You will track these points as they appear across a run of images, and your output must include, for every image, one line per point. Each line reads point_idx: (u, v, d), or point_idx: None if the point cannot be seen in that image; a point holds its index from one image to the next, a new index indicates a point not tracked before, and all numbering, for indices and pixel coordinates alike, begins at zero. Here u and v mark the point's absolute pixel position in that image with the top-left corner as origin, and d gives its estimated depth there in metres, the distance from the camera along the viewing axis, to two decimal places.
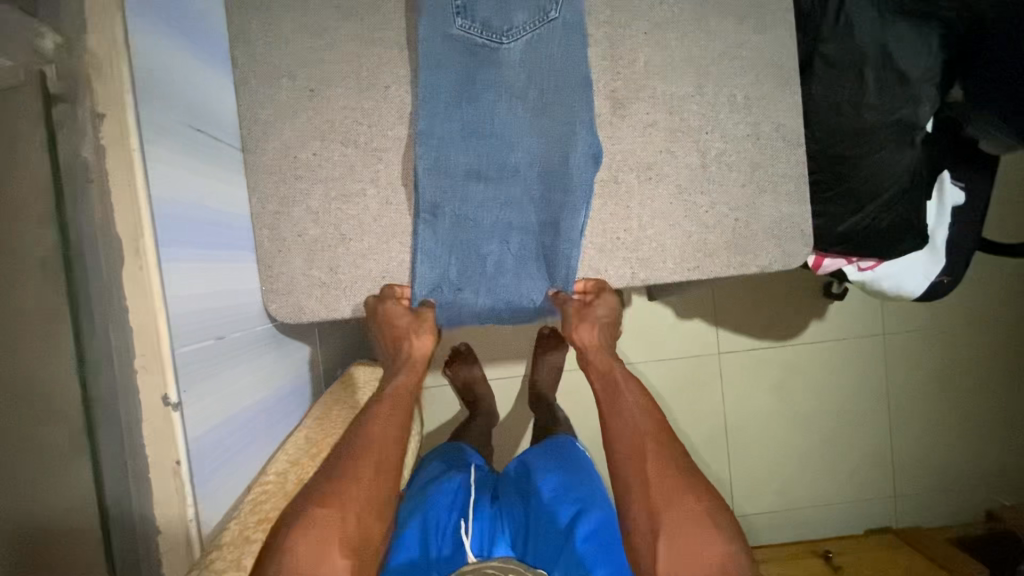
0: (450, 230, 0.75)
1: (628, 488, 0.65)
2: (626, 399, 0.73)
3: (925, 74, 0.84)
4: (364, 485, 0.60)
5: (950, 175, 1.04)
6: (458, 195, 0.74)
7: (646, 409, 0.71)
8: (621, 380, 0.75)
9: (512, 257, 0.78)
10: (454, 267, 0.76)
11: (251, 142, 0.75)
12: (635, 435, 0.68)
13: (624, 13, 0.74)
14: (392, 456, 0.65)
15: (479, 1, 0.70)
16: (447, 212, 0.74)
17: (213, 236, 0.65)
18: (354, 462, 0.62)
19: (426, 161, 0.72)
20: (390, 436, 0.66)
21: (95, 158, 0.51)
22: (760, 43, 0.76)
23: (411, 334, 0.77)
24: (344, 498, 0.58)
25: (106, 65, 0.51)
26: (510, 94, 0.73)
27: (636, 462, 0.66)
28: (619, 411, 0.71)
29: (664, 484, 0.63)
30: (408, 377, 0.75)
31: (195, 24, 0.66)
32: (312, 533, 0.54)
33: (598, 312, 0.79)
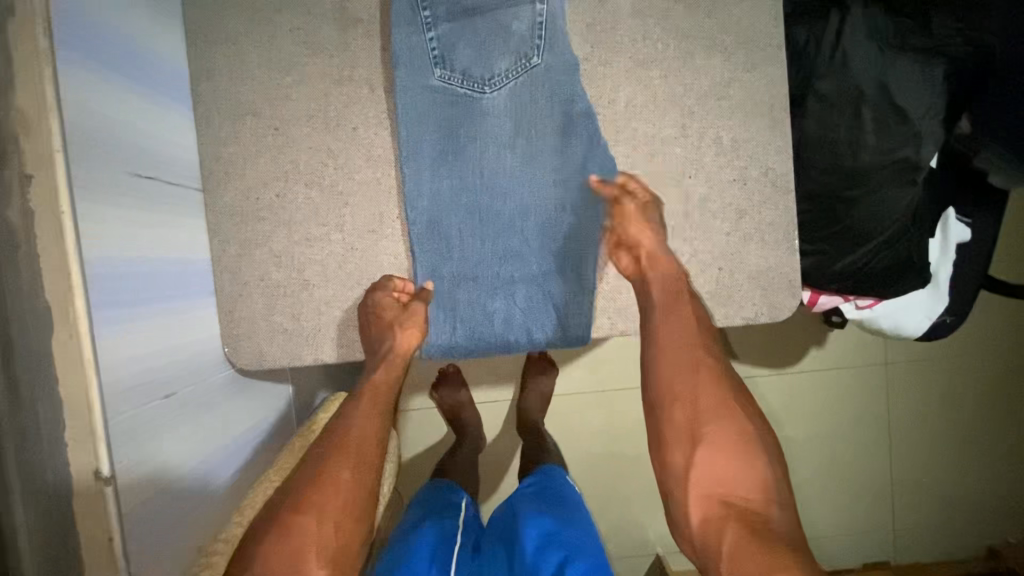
0: (451, 291, 0.73)
1: (671, 401, 0.62)
2: (678, 323, 0.66)
3: (928, 111, 0.79)
4: (340, 491, 0.59)
5: (954, 212, 0.98)
6: (453, 254, 0.72)
7: (688, 332, 0.65)
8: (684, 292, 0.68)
9: (521, 312, 0.74)
10: (436, 315, 0.73)
11: (213, 181, 0.72)
12: (688, 367, 0.63)
13: (605, 49, 0.70)
14: (371, 455, 0.63)
15: (458, 51, 0.69)
16: (445, 273, 0.73)
17: (162, 288, 0.62)
18: (331, 461, 0.61)
19: (418, 223, 0.71)
20: (368, 435, 0.64)
21: (23, 222, 0.47)
22: (749, 82, 0.71)
23: (395, 325, 0.69)
24: (318, 506, 0.57)
25: (35, 121, 0.48)
26: (497, 143, 0.70)
27: (684, 391, 0.62)
28: (671, 333, 0.65)
29: (712, 411, 0.61)
30: (389, 371, 0.69)
31: (148, 64, 0.63)
32: (290, 539, 0.54)
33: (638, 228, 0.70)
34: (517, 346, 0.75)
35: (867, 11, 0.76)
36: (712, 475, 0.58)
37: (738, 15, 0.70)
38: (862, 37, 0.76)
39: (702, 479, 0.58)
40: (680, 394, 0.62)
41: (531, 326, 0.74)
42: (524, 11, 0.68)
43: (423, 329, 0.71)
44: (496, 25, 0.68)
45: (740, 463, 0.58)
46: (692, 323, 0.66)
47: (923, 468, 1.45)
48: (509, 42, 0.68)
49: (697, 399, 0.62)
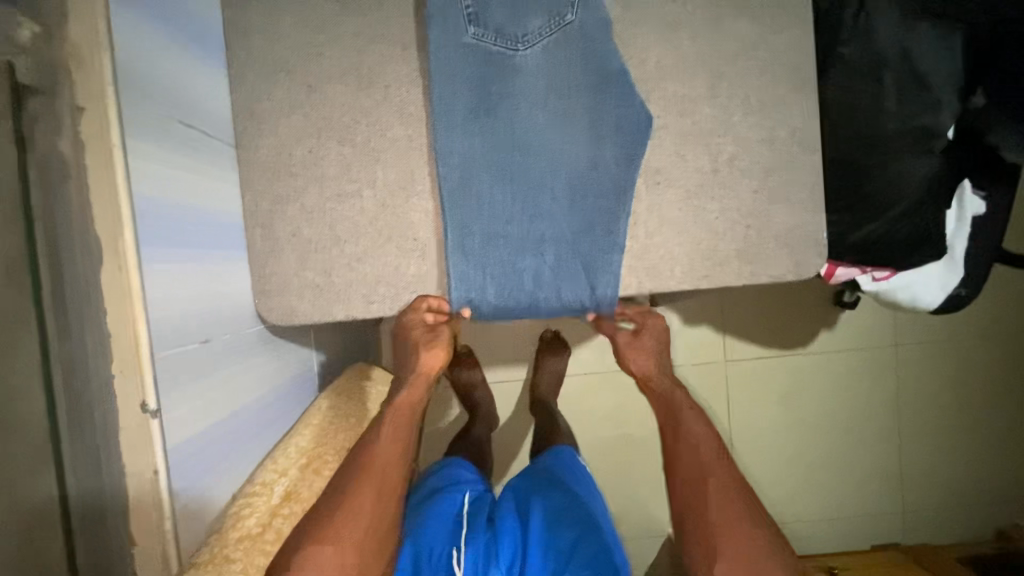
0: (481, 247, 0.73)
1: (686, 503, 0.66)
2: (691, 429, 0.71)
3: (949, 78, 0.80)
4: (361, 522, 0.58)
5: (970, 182, 1.00)
6: (484, 211, 0.73)
7: (711, 433, 0.71)
8: (685, 404, 0.74)
9: (551, 271, 0.74)
10: (467, 269, 0.73)
11: (246, 138, 0.72)
12: (697, 465, 0.68)
13: (635, 9, 0.71)
14: (394, 481, 0.63)
15: (492, 8, 0.70)
16: (476, 230, 0.73)
17: (200, 236, 0.62)
18: (353, 488, 0.60)
19: (449, 179, 0.72)
20: (392, 461, 0.63)
21: (74, 153, 0.48)
22: (775, 43, 0.72)
23: (422, 344, 0.75)
24: (339, 537, 0.57)
25: (88, 56, 0.49)
26: (530, 100, 0.71)
27: (697, 503, 0.65)
28: (683, 443, 0.70)
29: (723, 506, 0.64)
30: (413, 389, 0.72)
31: (186, 15, 0.63)
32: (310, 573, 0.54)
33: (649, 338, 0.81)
34: (544, 306, 0.75)
35: None
36: None
37: None
38: (885, 4, 0.78)
39: None
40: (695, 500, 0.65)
41: (558, 285, 0.74)
42: None
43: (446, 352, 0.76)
44: None
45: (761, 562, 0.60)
46: (706, 435, 0.70)
47: (933, 450, 1.46)
48: (543, 1, 0.69)
49: (710, 493, 0.65)
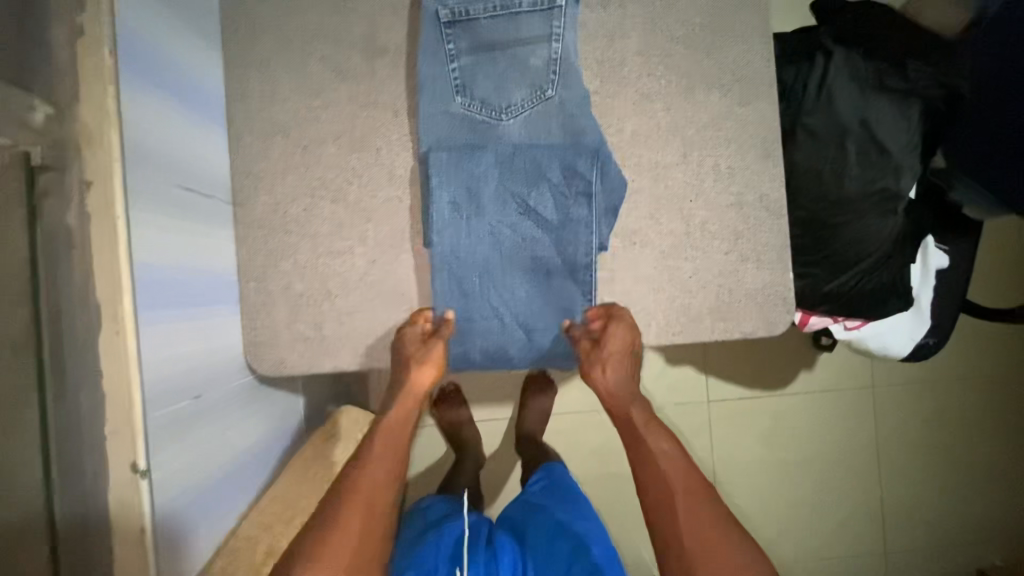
0: (461, 284, 0.75)
1: (650, 496, 0.68)
2: (660, 464, 0.69)
3: (907, 146, 0.85)
4: (348, 547, 0.60)
5: (934, 239, 1.05)
6: (467, 249, 0.75)
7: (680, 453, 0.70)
8: (646, 425, 0.74)
9: (524, 310, 0.77)
10: (452, 297, 0.75)
11: (242, 196, 0.76)
12: (664, 484, 0.68)
13: (612, 84, 0.77)
14: (382, 509, 0.65)
15: (478, 81, 0.74)
16: (459, 264, 0.75)
17: (193, 294, 0.65)
18: (340, 513, 0.62)
19: (440, 217, 0.74)
20: (380, 482, 0.66)
21: (79, 225, 0.51)
22: (744, 116, 0.78)
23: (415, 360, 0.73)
24: (330, 557, 0.59)
25: (96, 134, 0.52)
26: (509, 162, 0.75)
27: (671, 537, 0.64)
28: (653, 461, 0.70)
29: (693, 518, 0.64)
30: (400, 414, 0.72)
31: (189, 86, 0.67)
32: None
33: (612, 346, 0.75)
34: (525, 360, 0.79)
35: (848, 57, 0.83)
36: None
37: (733, 57, 0.78)
38: (845, 77, 0.83)
39: None
40: (669, 534, 0.65)
41: (541, 337, 0.78)
42: (539, 48, 0.74)
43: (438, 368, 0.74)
44: (514, 59, 0.74)
45: None
46: (668, 454, 0.70)
47: (910, 491, 1.49)
48: (525, 76, 0.74)
49: (681, 531, 0.64)
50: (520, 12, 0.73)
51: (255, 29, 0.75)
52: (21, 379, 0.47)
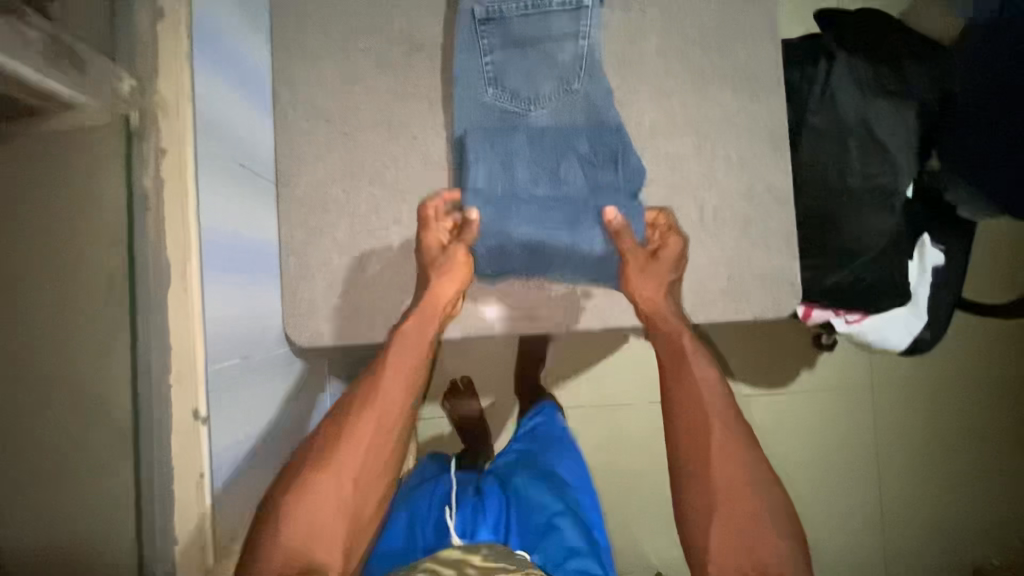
0: (501, 240, 0.82)
1: (677, 411, 0.77)
2: (696, 389, 0.77)
3: (904, 145, 0.91)
4: (359, 451, 0.70)
5: (929, 235, 1.10)
6: (504, 216, 0.82)
7: (714, 380, 0.78)
8: (687, 347, 0.79)
9: (557, 268, 0.83)
10: (487, 212, 0.81)
11: (286, 177, 0.81)
12: (695, 405, 0.77)
13: (631, 80, 0.83)
14: (393, 422, 0.74)
15: (509, 74, 0.80)
16: (499, 226, 0.82)
17: (244, 264, 0.70)
18: (358, 418, 0.72)
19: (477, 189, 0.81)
20: (393, 394, 0.74)
21: (154, 188, 0.56)
22: (754, 111, 0.84)
23: (440, 267, 0.79)
24: (342, 463, 0.69)
25: (172, 107, 0.57)
26: (539, 141, 0.81)
27: (696, 458, 0.74)
28: (683, 374, 0.78)
29: (719, 446, 0.74)
30: (418, 323, 0.77)
31: (244, 71, 0.73)
32: (306, 503, 0.66)
33: (666, 256, 0.81)
34: (585, 270, 0.83)
35: (851, 62, 0.89)
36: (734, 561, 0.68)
37: (745, 55, 0.84)
38: (848, 80, 0.89)
39: (725, 559, 0.69)
40: (698, 457, 0.74)
41: (592, 246, 0.83)
42: (569, 45, 0.79)
43: (460, 279, 0.79)
44: (543, 55, 0.79)
45: (756, 537, 0.69)
46: (707, 380, 0.78)
47: (907, 488, 1.52)
48: (553, 70, 0.79)
49: (710, 461, 0.73)
50: (550, 10, 0.78)
51: (302, 21, 0.81)
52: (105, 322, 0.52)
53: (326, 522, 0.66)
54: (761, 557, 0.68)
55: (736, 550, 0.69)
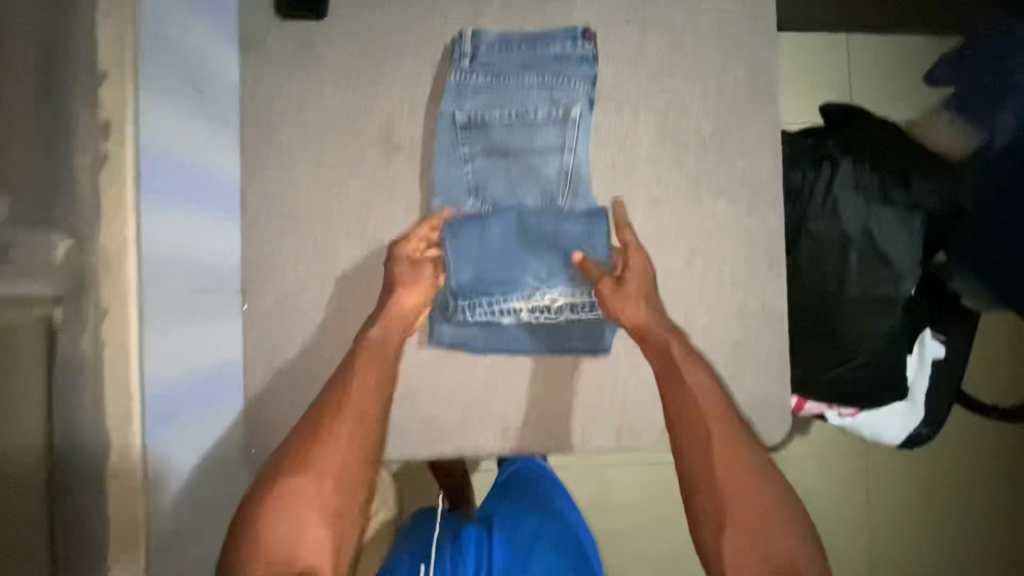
0: (483, 344, 0.77)
1: (671, 427, 0.72)
2: (698, 410, 0.71)
3: (908, 254, 0.86)
4: (333, 459, 0.67)
5: (930, 332, 1.06)
6: (488, 324, 0.77)
7: (708, 385, 0.73)
8: (680, 356, 0.74)
9: (537, 378, 0.78)
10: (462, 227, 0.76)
11: (253, 285, 0.78)
12: (693, 418, 0.71)
13: (622, 188, 0.79)
14: (369, 428, 0.70)
15: (491, 183, 0.77)
16: (478, 334, 0.77)
17: (198, 397, 0.67)
18: (328, 426, 0.68)
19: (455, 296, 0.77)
20: (363, 398, 0.71)
21: (93, 350, 0.52)
22: (750, 225, 0.79)
23: (405, 278, 0.76)
24: (319, 467, 0.66)
25: (114, 260, 0.53)
26: (524, 250, 0.76)
27: (703, 473, 0.68)
28: (681, 387, 0.72)
29: (728, 454, 0.68)
30: (381, 331, 0.75)
31: (203, 186, 0.69)
32: (282, 513, 0.63)
33: (633, 272, 0.77)
34: (534, 341, 0.77)
35: (856, 168, 0.84)
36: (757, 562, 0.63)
37: (742, 165, 0.79)
38: (850, 187, 0.84)
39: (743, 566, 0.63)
40: (701, 471, 0.68)
41: (551, 304, 0.77)
42: (554, 157, 0.76)
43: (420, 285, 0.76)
44: (528, 168, 0.76)
45: (770, 531, 0.65)
46: (705, 387, 0.72)
47: None
48: (537, 183, 0.76)
49: (718, 474, 0.67)
50: (534, 122, 0.76)
51: (275, 120, 0.78)
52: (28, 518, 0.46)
53: (307, 540, 0.62)
54: (783, 555, 0.63)
55: (754, 561, 0.63)
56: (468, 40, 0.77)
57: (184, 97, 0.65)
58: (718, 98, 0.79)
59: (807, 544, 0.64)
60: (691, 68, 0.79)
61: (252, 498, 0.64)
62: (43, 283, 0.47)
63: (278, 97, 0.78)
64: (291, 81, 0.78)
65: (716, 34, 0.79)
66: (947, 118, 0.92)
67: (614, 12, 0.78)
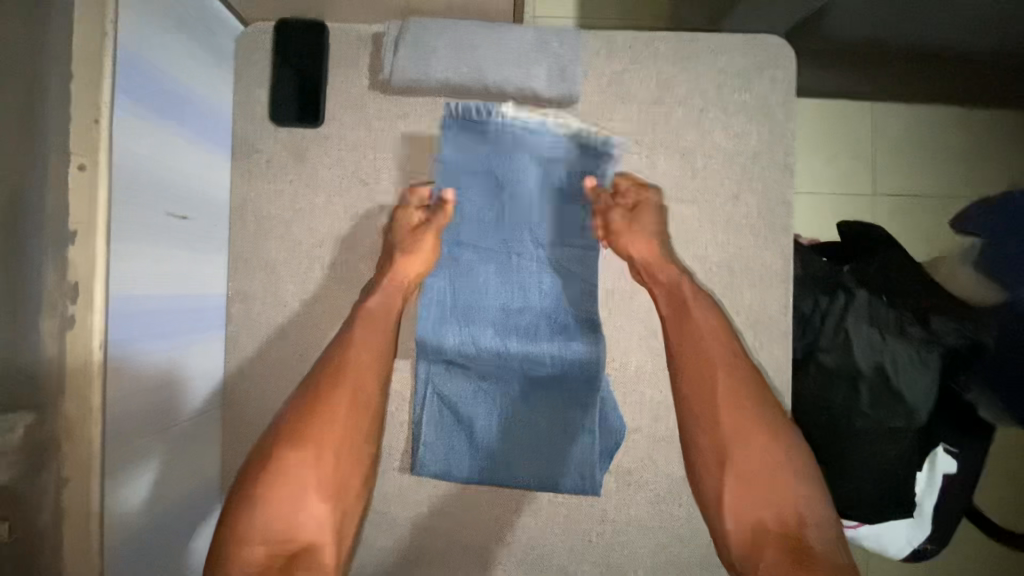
0: (469, 471, 0.76)
1: (684, 393, 0.71)
2: (708, 352, 0.71)
3: (925, 390, 0.80)
4: (335, 429, 0.66)
5: (947, 445, 1.01)
6: (474, 451, 0.76)
7: (721, 336, 0.72)
8: (688, 295, 0.74)
9: (523, 507, 0.76)
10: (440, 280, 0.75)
11: (236, 398, 0.76)
12: (701, 370, 0.71)
13: (620, 314, 0.76)
14: (369, 396, 0.70)
15: (486, 309, 0.75)
16: (464, 462, 0.76)
17: (166, 537, 0.65)
18: (328, 392, 0.68)
19: (442, 423, 0.76)
20: (364, 364, 0.70)
21: (53, 523, 0.51)
22: (754, 360, 0.76)
23: (407, 245, 0.74)
24: (318, 439, 0.65)
25: (78, 429, 0.51)
26: (517, 378, 0.75)
27: (704, 415, 0.69)
28: (687, 335, 0.72)
29: (738, 419, 0.68)
30: (383, 300, 0.73)
31: (184, 313, 0.67)
32: (292, 474, 0.63)
33: (644, 217, 0.75)
34: (522, 471, 0.75)
35: (871, 300, 0.81)
36: (751, 509, 0.65)
37: (749, 298, 0.76)
38: (863, 320, 0.80)
39: (744, 513, 0.65)
40: (710, 425, 0.69)
41: (542, 431, 0.76)
42: (544, 287, 0.75)
43: (425, 253, 0.74)
44: (525, 297, 0.75)
45: (778, 483, 0.65)
46: (712, 329, 0.72)
47: None
48: (534, 312, 0.75)
49: (733, 447, 0.67)
50: (520, 251, 0.75)
51: (264, 230, 0.76)
52: None
53: (306, 511, 0.62)
54: (789, 502, 0.64)
55: (756, 504, 0.65)
56: (467, 113, 0.74)
57: (168, 226, 0.63)
58: (727, 225, 0.77)
59: (819, 490, 0.66)
60: (698, 195, 0.77)
61: (250, 465, 0.65)
62: None
63: (267, 207, 0.76)
64: (282, 191, 0.76)
65: (727, 160, 0.77)
66: (969, 265, 0.86)
67: (620, 135, 0.76)
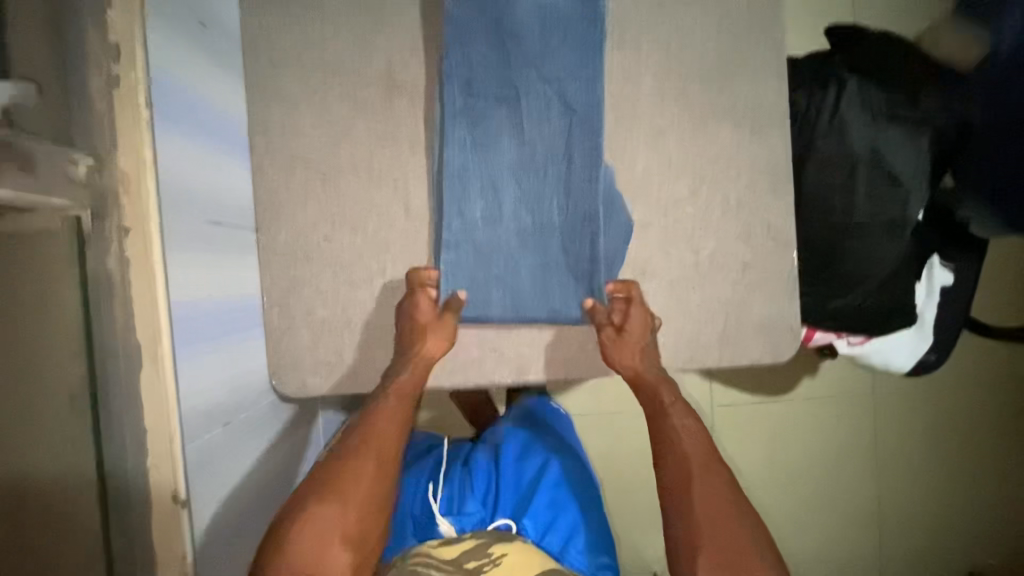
0: (485, 277, 0.79)
1: (665, 439, 0.73)
2: (674, 427, 0.73)
3: (916, 173, 0.86)
4: (359, 485, 0.65)
5: (939, 258, 0.96)
6: (490, 259, 0.79)
7: (698, 424, 0.73)
8: (669, 397, 0.76)
9: (542, 309, 0.80)
10: (453, 98, 0.77)
11: (265, 225, 0.79)
12: (678, 452, 0.71)
13: (625, 117, 0.80)
14: (391, 448, 0.70)
15: (496, 118, 0.78)
16: (482, 270, 0.79)
17: (221, 327, 0.69)
18: (368, 426, 0.70)
19: (456, 234, 0.78)
20: (391, 416, 0.72)
21: (119, 269, 0.53)
22: (754, 149, 0.81)
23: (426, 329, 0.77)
24: (346, 498, 0.64)
25: (134, 181, 0.54)
26: (532, 181, 0.79)
27: (675, 481, 0.69)
28: (671, 430, 0.73)
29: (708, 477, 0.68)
30: (410, 375, 0.75)
31: (215, 122, 0.70)
32: (305, 539, 0.60)
33: (633, 330, 0.78)
34: (543, 273, 0.79)
35: (861, 86, 0.85)
36: None
37: (746, 90, 0.81)
38: (856, 107, 0.85)
39: None
40: (677, 486, 0.68)
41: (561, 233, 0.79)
42: (555, 92, 0.78)
43: (443, 340, 0.77)
44: (536, 100, 0.78)
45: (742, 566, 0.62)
46: (690, 429, 0.72)
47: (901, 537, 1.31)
48: (549, 116, 0.78)
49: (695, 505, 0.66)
50: (525, 60, 0.77)
51: (275, 61, 0.78)
52: (65, 437, 0.49)
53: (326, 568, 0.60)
54: None
55: None
56: None
57: (190, 31, 0.65)
58: (720, 23, 0.80)
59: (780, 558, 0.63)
60: None
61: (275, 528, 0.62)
62: (63, 197, 0.48)
63: (277, 38, 0.78)
64: (289, 21, 0.78)
65: None
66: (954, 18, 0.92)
67: None
